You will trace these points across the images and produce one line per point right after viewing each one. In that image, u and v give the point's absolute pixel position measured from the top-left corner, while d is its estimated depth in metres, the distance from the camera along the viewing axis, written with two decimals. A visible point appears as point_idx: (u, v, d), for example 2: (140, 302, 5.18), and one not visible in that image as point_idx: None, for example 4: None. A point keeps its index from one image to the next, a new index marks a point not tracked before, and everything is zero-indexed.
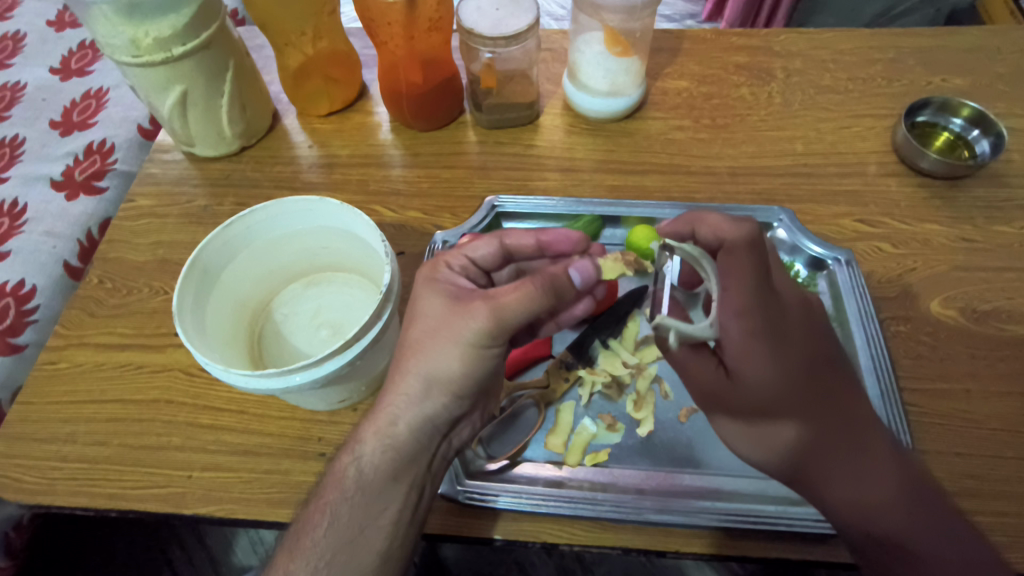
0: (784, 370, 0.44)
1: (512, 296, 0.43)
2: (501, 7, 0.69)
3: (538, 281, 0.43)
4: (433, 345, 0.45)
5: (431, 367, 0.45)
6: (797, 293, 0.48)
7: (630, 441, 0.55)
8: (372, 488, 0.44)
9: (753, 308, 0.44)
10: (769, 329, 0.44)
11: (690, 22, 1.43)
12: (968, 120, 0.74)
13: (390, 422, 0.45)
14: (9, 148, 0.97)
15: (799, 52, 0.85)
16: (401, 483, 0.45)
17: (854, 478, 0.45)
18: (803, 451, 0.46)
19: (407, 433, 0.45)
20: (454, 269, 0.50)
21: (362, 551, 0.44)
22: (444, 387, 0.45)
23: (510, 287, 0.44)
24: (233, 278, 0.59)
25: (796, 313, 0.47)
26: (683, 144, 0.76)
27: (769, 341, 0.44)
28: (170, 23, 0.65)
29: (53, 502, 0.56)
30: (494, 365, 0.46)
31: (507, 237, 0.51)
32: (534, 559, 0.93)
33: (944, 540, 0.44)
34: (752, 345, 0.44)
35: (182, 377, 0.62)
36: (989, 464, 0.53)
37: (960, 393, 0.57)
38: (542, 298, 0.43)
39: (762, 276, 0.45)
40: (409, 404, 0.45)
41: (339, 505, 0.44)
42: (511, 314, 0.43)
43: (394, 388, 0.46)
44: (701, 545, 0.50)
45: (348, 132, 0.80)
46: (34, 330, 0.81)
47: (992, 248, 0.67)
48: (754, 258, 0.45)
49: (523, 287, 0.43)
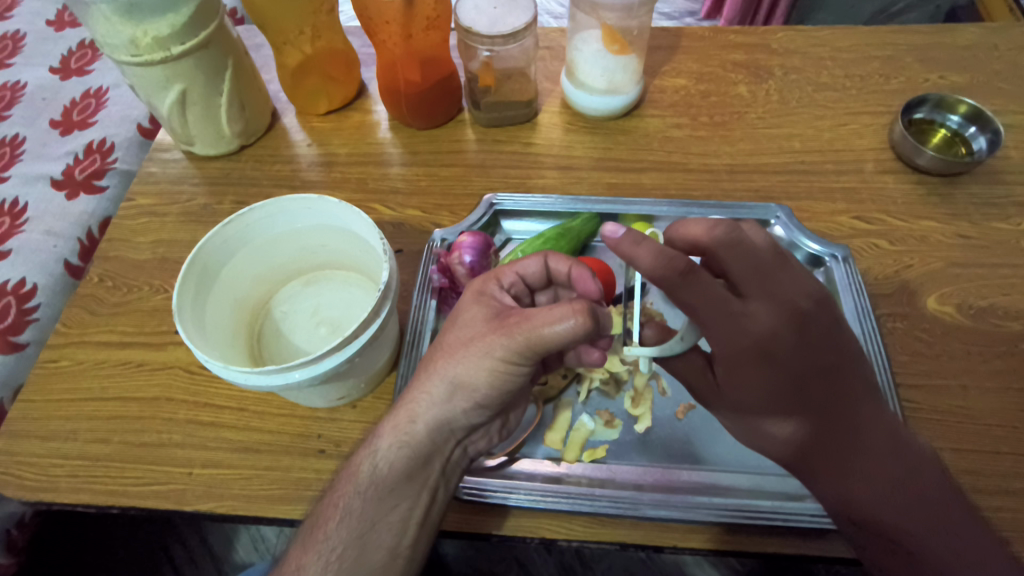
0: (766, 384, 0.48)
1: (550, 322, 0.41)
2: (498, 5, 0.69)
3: (578, 309, 0.41)
4: (464, 352, 0.45)
5: (457, 372, 0.44)
6: (785, 304, 0.46)
7: (627, 437, 0.55)
8: (387, 484, 0.45)
9: (724, 333, 0.46)
10: (749, 349, 0.46)
11: (689, 20, 1.43)
12: (965, 117, 0.74)
13: (409, 419, 0.45)
14: (9, 148, 0.97)
15: (796, 49, 0.85)
16: (415, 482, 0.46)
17: (851, 482, 0.46)
18: (796, 455, 0.48)
19: (424, 432, 0.45)
20: (504, 286, 0.50)
21: (372, 547, 0.44)
22: (468, 394, 0.45)
23: (549, 312, 0.42)
24: (233, 276, 0.59)
25: (786, 327, 0.46)
26: (681, 142, 0.76)
27: (750, 359, 0.47)
28: (169, 22, 0.65)
29: (55, 498, 0.56)
30: (521, 382, 0.46)
31: (552, 255, 0.51)
32: (534, 556, 0.93)
33: (946, 542, 0.44)
34: (734, 363, 0.48)
35: (183, 375, 0.63)
36: (984, 459, 0.54)
37: (956, 389, 0.57)
38: (575, 328, 0.41)
39: (723, 300, 0.45)
40: (430, 404, 0.45)
41: (353, 498, 0.44)
42: (541, 339, 0.42)
43: (419, 387, 0.46)
44: (698, 540, 0.50)
45: (347, 131, 0.80)
46: (35, 328, 0.81)
47: (987, 245, 0.67)
48: (711, 281, 0.45)
49: (563, 313, 0.41)
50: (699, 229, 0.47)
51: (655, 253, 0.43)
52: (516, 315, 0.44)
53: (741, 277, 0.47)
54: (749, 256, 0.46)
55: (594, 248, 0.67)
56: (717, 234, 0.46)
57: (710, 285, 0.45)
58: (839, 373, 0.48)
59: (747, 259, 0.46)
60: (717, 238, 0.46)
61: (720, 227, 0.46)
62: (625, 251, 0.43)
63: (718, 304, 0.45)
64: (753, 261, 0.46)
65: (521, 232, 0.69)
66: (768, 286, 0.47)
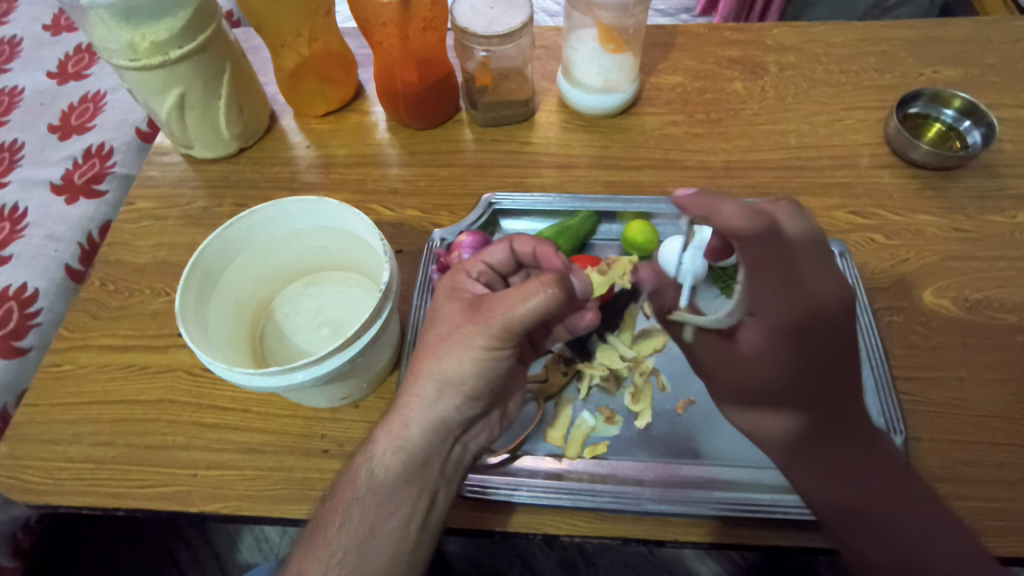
0: (793, 363, 0.46)
1: (522, 301, 0.43)
2: (494, 6, 0.69)
3: (547, 283, 0.43)
4: (446, 347, 0.45)
5: (441, 368, 0.45)
6: (834, 284, 0.47)
7: (628, 434, 0.56)
8: (385, 490, 0.45)
9: (776, 295, 0.46)
10: (795, 314, 0.45)
11: (684, 16, 1.44)
12: (959, 111, 0.75)
13: (402, 424, 0.46)
14: (8, 153, 0.97)
15: (792, 45, 0.85)
16: (414, 485, 0.46)
17: (825, 463, 0.46)
18: (803, 444, 0.46)
19: (419, 435, 0.46)
20: (471, 276, 0.51)
21: (373, 555, 0.44)
22: (456, 388, 0.45)
23: (519, 292, 0.43)
24: (234, 278, 0.60)
25: (829, 301, 0.46)
26: (678, 139, 0.77)
27: (789, 328, 0.45)
28: (166, 27, 0.65)
29: (61, 501, 0.57)
30: (506, 368, 0.46)
31: (515, 237, 0.52)
32: (536, 553, 0.94)
33: (917, 534, 0.43)
34: (764, 353, 0.47)
35: (185, 377, 0.63)
36: (979, 449, 0.54)
37: (952, 381, 0.58)
38: (548, 303, 0.42)
39: (788, 266, 0.46)
40: (422, 407, 0.46)
41: (351, 505, 0.45)
42: (521, 317, 0.43)
43: (409, 392, 0.46)
44: (698, 534, 0.51)
45: (345, 132, 0.81)
46: (38, 333, 0.82)
47: (982, 238, 0.67)
48: (777, 246, 0.46)
49: (533, 290, 0.43)
50: (767, 203, 0.48)
51: (732, 207, 0.45)
52: (490, 301, 0.45)
53: (802, 251, 0.47)
54: (812, 236, 0.48)
55: (593, 245, 0.68)
56: (792, 219, 0.48)
57: (776, 249, 0.46)
58: (844, 371, 0.48)
59: (808, 237, 0.48)
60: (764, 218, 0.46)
61: (785, 204, 0.48)
62: (704, 203, 0.46)
63: (777, 275, 0.46)
64: (812, 240, 0.48)
65: (520, 231, 0.70)
66: (820, 264, 0.48)
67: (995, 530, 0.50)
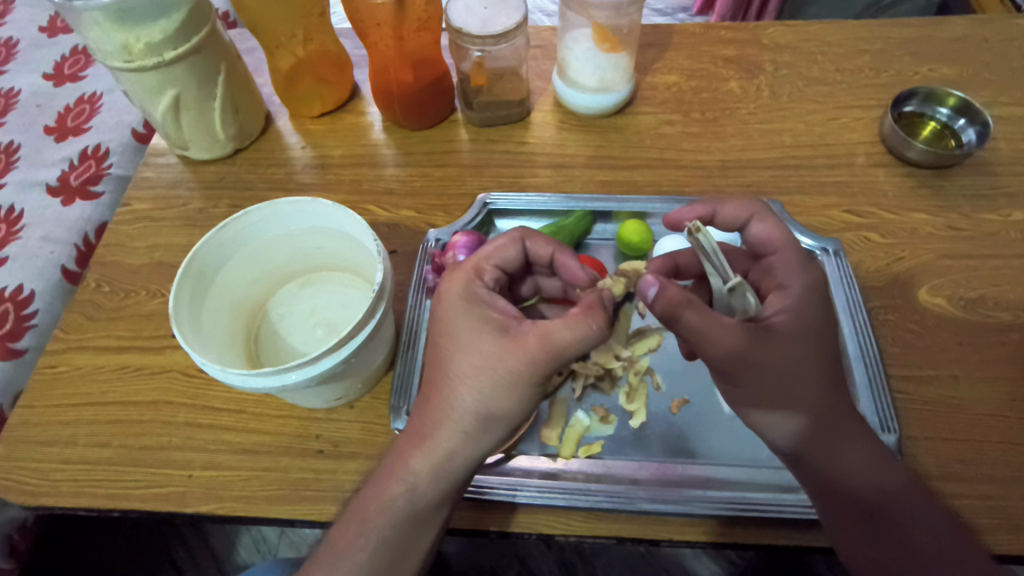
0: (825, 339, 0.45)
1: (576, 338, 0.42)
2: (488, 6, 0.69)
3: (599, 321, 0.43)
4: (492, 380, 0.42)
5: (484, 403, 0.43)
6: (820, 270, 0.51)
7: (623, 433, 0.56)
8: (420, 517, 0.44)
9: (798, 266, 0.47)
10: (818, 280, 0.47)
11: (682, 15, 1.44)
12: (954, 109, 0.75)
13: (444, 456, 0.43)
14: (4, 155, 0.97)
15: (788, 44, 0.85)
16: (446, 508, 0.45)
17: (848, 454, 0.45)
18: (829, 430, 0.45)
19: (462, 467, 0.44)
20: (488, 283, 0.48)
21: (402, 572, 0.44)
22: (502, 423, 0.43)
23: (571, 325, 0.42)
24: (229, 279, 0.60)
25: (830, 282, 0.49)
26: (673, 138, 0.77)
27: (819, 297, 0.46)
28: (161, 28, 0.65)
29: (56, 502, 0.57)
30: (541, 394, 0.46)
31: (531, 238, 0.51)
32: (534, 552, 0.94)
33: (929, 518, 0.44)
34: (802, 331, 0.44)
35: (181, 378, 0.63)
36: (973, 447, 0.54)
37: (946, 379, 0.58)
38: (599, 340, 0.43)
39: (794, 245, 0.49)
40: (467, 441, 0.43)
41: (385, 531, 0.43)
42: (574, 353, 0.43)
43: (447, 420, 0.43)
44: (693, 533, 0.51)
45: (340, 132, 0.81)
46: (34, 334, 0.82)
47: (977, 236, 0.67)
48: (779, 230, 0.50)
49: (587, 325, 0.43)
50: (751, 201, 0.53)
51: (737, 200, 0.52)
52: (537, 328, 0.43)
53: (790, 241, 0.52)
54: None
55: (588, 244, 0.68)
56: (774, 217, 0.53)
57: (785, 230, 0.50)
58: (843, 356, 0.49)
59: None
60: (773, 215, 0.50)
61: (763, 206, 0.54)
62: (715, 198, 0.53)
63: (801, 253, 0.48)
64: None
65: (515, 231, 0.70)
66: None
67: (989, 528, 0.50)
